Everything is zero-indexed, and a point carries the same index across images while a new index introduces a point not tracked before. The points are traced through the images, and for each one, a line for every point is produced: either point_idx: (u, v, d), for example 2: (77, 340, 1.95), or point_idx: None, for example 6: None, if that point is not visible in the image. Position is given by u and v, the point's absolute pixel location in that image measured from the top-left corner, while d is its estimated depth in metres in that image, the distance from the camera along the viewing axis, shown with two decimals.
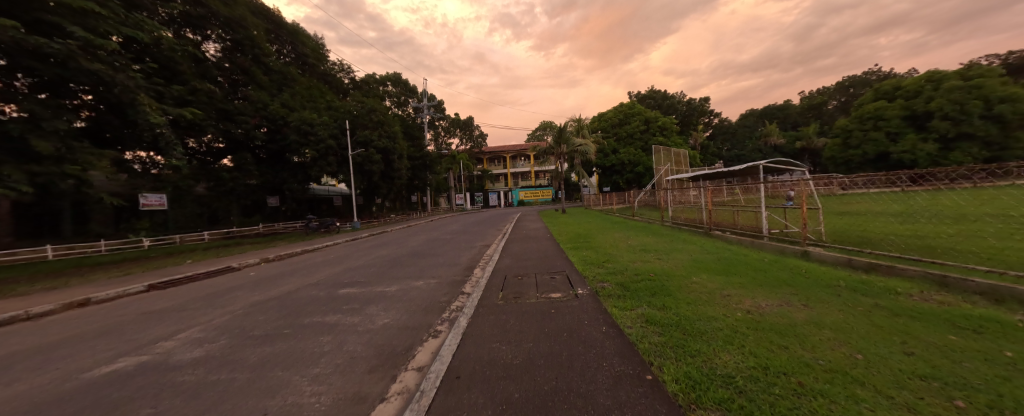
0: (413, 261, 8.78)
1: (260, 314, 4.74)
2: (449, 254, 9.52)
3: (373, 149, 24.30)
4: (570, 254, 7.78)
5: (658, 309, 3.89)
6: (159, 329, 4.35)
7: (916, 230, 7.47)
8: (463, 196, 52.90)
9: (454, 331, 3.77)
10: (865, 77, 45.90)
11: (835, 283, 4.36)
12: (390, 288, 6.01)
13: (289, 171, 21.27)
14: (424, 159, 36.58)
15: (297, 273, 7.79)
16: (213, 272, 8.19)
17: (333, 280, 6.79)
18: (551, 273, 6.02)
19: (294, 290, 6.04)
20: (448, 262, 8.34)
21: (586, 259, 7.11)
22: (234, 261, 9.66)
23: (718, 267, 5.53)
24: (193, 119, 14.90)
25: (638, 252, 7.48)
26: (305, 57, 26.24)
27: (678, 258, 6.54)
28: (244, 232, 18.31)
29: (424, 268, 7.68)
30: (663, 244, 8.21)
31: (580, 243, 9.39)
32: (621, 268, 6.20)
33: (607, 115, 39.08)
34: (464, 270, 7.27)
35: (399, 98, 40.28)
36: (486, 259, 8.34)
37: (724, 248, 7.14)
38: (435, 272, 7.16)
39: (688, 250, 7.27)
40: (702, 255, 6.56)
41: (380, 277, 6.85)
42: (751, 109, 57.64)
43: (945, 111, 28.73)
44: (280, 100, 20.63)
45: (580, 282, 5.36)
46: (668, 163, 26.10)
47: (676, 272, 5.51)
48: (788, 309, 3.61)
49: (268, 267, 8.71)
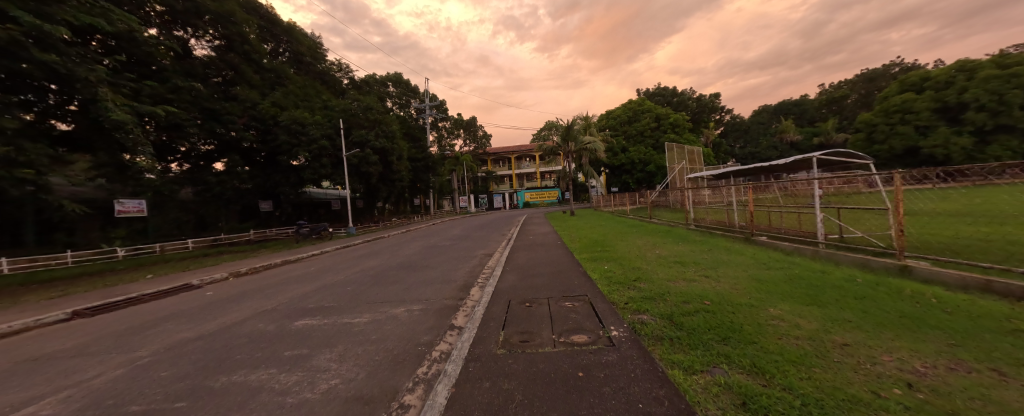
0: (400, 276, 7.37)
1: (163, 368, 3.34)
2: (444, 267, 8.12)
3: (370, 149, 23.08)
4: (588, 269, 6.35)
5: (752, 375, 2.42)
6: (13, 394, 3.02)
7: (997, 234, 6.18)
8: (467, 198, 51.85)
9: (427, 411, 2.35)
10: (887, 68, 43.71)
11: (1004, 324, 2.90)
12: (359, 320, 4.59)
13: (281, 173, 20.11)
14: (426, 161, 35.46)
15: (259, 294, 6.44)
16: (163, 293, 6.90)
17: (294, 306, 5.41)
18: (570, 298, 4.57)
19: (236, 323, 4.65)
20: (441, 278, 6.93)
21: (608, 276, 5.65)
22: (200, 275, 8.39)
23: (799, 292, 4.05)
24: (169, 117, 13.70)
25: (674, 266, 5.99)
26: (301, 55, 25.32)
27: (732, 276, 5.07)
28: (234, 240, 17.19)
29: (409, 287, 6.27)
30: (702, 254, 6.73)
31: (596, 252, 7.97)
32: (660, 290, 4.72)
33: (615, 113, 37.50)
34: (458, 290, 5.89)
35: (401, 99, 39.36)
36: (486, 274, 6.93)
37: (786, 262, 5.63)
38: (423, 293, 5.78)
39: (740, 263, 5.79)
40: (763, 272, 5.07)
41: (353, 301, 5.46)
42: (764, 105, 55.69)
43: (981, 101, 26.67)
44: (271, 99, 19.52)
45: (609, 314, 3.93)
46: (682, 161, 24.52)
47: (741, 300, 4.04)
48: (982, 387, 2.15)
49: (231, 285, 7.39)
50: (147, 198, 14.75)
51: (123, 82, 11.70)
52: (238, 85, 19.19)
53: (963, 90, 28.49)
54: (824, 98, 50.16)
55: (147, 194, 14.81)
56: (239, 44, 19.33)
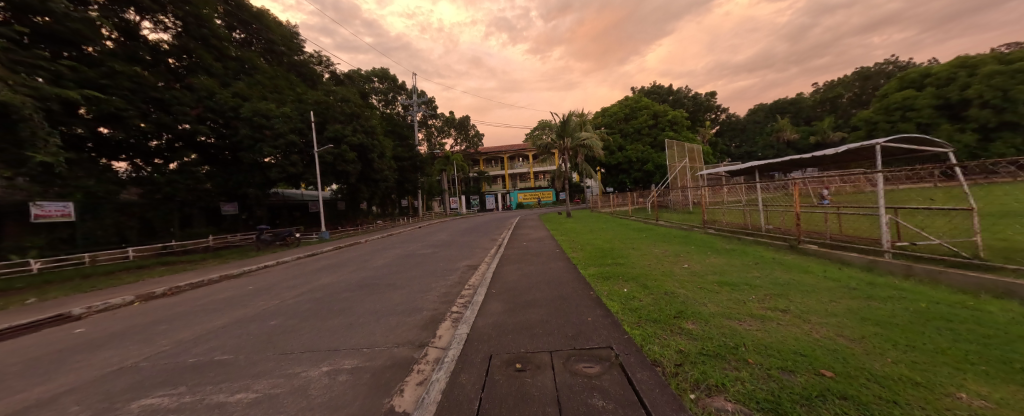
0: (352, 302, 5.54)
1: None
2: (413, 288, 6.32)
3: (346, 145, 21.11)
4: (602, 294, 4.64)
5: None
6: None
7: None
8: (458, 199, 49.94)
9: None
10: (881, 67, 43.21)
11: None
12: (240, 396, 2.78)
13: (246, 173, 18.34)
14: (413, 160, 33.61)
15: (142, 334, 4.56)
16: (7, 333, 4.91)
17: (164, 364, 3.55)
18: (585, 355, 2.88)
19: (30, 407, 2.77)
20: (402, 307, 5.11)
21: (634, 308, 3.93)
22: (95, 300, 6.43)
23: (976, 355, 2.38)
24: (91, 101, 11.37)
25: (721, 290, 4.32)
26: (274, 44, 23.23)
27: (818, 309, 3.44)
28: (188, 247, 15.50)
29: (353, 324, 4.44)
30: (750, 271, 5.06)
31: (607, 267, 6.26)
32: (726, 337, 3.00)
33: (611, 109, 36.06)
34: (419, 330, 4.09)
35: (387, 95, 37.48)
36: (465, 301, 5.18)
37: (881, 285, 3.96)
38: (367, 335, 3.96)
39: (813, 286, 4.14)
40: (866, 305, 3.41)
41: (258, 352, 3.64)
42: (760, 104, 54.90)
43: (984, 98, 25.63)
44: (233, 89, 17.46)
45: (663, 400, 2.20)
46: (683, 159, 23.03)
47: (886, 370, 2.31)
48: None
49: (117, 319, 5.45)
50: (75, 200, 12.66)
51: (30, 61, 9.70)
52: (196, 72, 17.07)
53: (965, 86, 27.56)
54: (820, 97, 49.53)
55: (75, 196, 12.69)
56: (196, 27, 17.11)
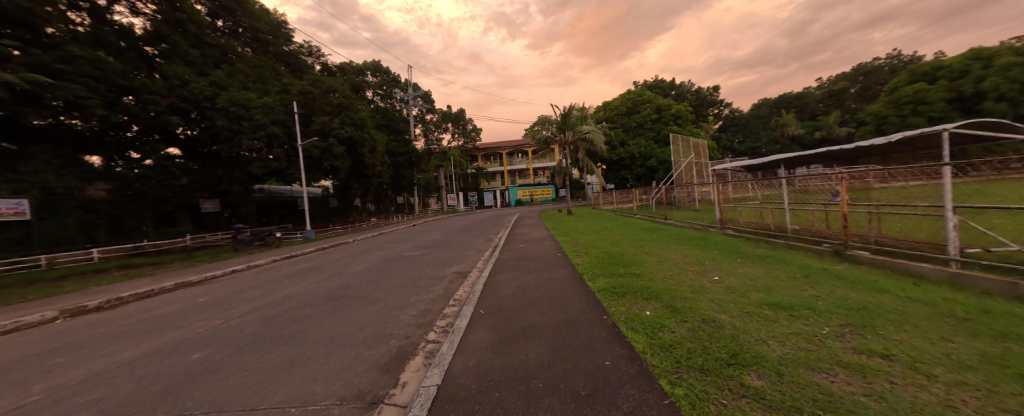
0: (310, 323, 4.50)
1: None
2: (387, 304, 5.25)
3: (334, 139, 20.06)
4: (620, 319, 3.61)
5: None
6: None
7: None
8: (456, 196, 48.82)
9: None
10: (889, 61, 42.09)
11: None
12: None
13: (226, 168, 17.29)
14: (408, 156, 32.50)
15: (18, 373, 3.48)
16: None
17: None
18: None
19: None
20: (367, 332, 4.06)
21: (667, 347, 2.88)
22: (7, 317, 5.36)
23: None
24: (39, 86, 10.20)
25: (777, 317, 3.29)
26: (260, 33, 22.04)
27: (937, 357, 2.42)
28: (162, 247, 14.46)
29: (297, 360, 3.40)
30: (801, 289, 4.06)
31: (620, 278, 5.24)
32: (826, 410, 1.95)
33: (613, 103, 34.92)
34: (380, 374, 3.03)
35: (382, 89, 36.37)
36: (446, 325, 4.11)
37: (1006, 316, 2.90)
38: (304, 383, 2.91)
39: (902, 314, 3.13)
40: (1007, 351, 2.39)
41: (139, 413, 2.57)
42: (763, 98, 53.85)
43: (999, 90, 24.40)
44: (211, 78, 16.28)
45: None
46: (689, 154, 22.01)
47: None
48: None
49: (12, 345, 4.35)
50: (32, 198, 11.55)
51: None
52: (170, 59, 15.83)
53: (979, 79, 26.37)
54: (825, 91, 48.39)
55: (30, 193, 11.54)
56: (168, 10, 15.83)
